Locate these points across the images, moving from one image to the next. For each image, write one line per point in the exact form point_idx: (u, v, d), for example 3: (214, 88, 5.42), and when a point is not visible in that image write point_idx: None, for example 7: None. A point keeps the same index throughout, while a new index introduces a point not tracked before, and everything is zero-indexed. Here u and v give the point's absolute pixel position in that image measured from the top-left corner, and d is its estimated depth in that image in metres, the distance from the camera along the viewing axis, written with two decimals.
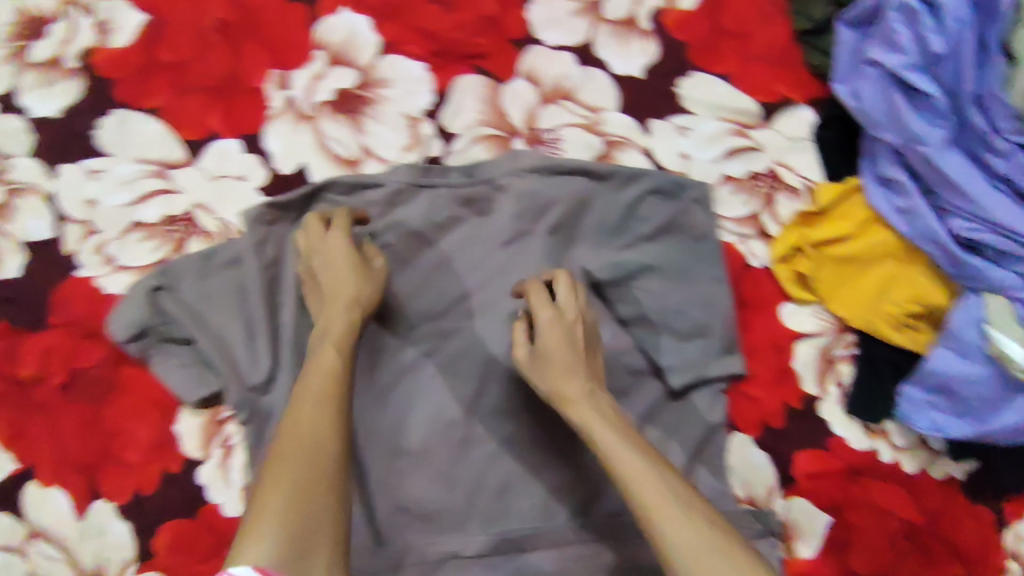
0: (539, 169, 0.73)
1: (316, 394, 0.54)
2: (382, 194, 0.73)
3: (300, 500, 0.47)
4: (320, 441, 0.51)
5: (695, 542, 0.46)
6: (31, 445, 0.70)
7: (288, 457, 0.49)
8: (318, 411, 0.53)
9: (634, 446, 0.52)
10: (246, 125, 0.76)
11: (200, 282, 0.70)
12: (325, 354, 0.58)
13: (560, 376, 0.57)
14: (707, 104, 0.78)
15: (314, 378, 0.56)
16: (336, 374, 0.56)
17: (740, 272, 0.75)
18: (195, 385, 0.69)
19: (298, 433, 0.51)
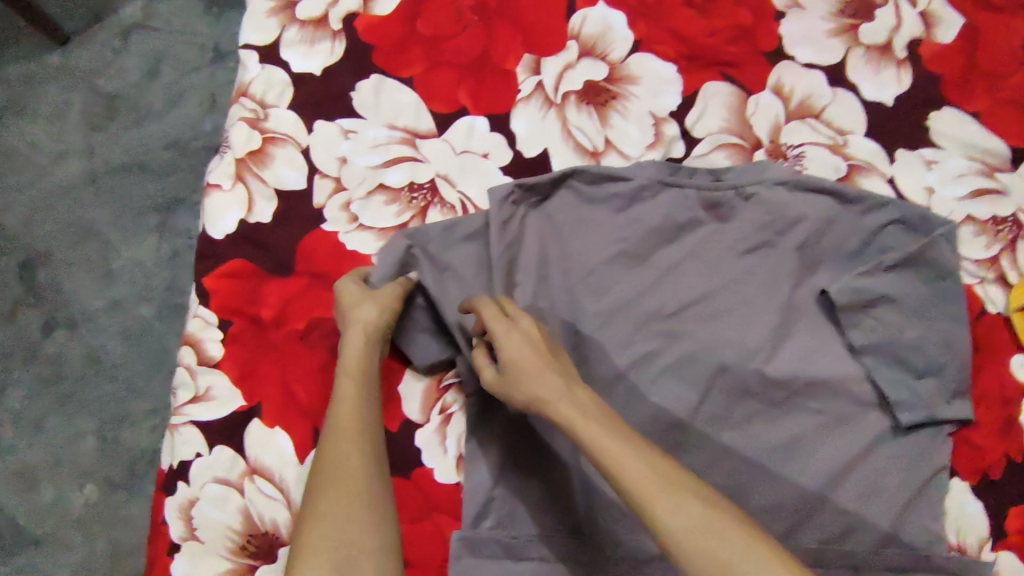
0: (788, 183, 0.73)
1: (341, 424, 0.61)
2: (628, 188, 0.73)
3: (335, 523, 0.54)
4: (349, 473, 0.58)
5: (699, 528, 0.47)
6: (259, 385, 0.72)
7: (316, 487, 0.57)
8: (331, 441, 0.60)
9: (599, 435, 0.53)
10: (495, 104, 0.77)
11: (443, 249, 0.71)
12: (348, 392, 0.63)
13: (538, 380, 0.57)
14: (956, 141, 0.77)
15: (343, 410, 0.62)
16: (355, 399, 0.63)
17: (976, 316, 0.74)
18: (433, 347, 0.73)
19: (330, 469, 0.58)
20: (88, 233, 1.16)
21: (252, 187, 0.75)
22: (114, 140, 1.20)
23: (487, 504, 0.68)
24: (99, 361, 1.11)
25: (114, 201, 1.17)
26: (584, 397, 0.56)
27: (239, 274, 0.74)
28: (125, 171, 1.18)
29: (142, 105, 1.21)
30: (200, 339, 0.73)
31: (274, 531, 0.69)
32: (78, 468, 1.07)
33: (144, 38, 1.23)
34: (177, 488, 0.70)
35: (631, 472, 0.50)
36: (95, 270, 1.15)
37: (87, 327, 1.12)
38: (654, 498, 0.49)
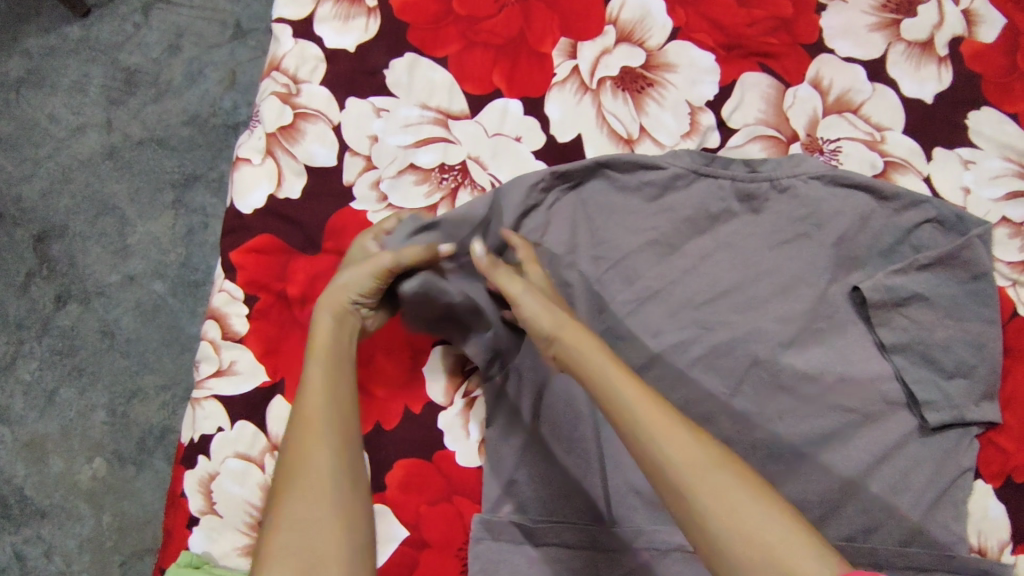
0: (824, 178, 0.72)
1: (309, 415, 0.56)
2: (663, 176, 0.72)
3: (299, 525, 0.51)
4: (318, 471, 0.54)
5: (732, 511, 0.44)
6: (284, 362, 0.71)
7: (281, 482, 0.54)
8: (298, 430, 0.56)
9: (638, 417, 0.49)
10: (530, 87, 0.77)
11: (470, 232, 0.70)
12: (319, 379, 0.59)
13: (576, 350, 0.55)
14: (995, 142, 0.76)
15: (308, 401, 0.57)
16: (320, 386, 0.58)
17: (1008, 319, 0.73)
18: (456, 332, 0.71)
19: (299, 463, 0.54)
20: (104, 206, 1.16)
21: (282, 161, 0.75)
22: (134, 115, 1.19)
23: (510, 488, 0.68)
24: (111, 335, 1.10)
25: (132, 175, 1.17)
26: (619, 370, 0.53)
27: (266, 249, 0.73)
28: (144, 146, 1.18)
29: (163, 80, 1.20)
30: (225, 313, 0.72)
31: None
32: (88, 441, 1.07)
33: (167, 13, 1.22)
34: (197, 461, 0.70)
35: (665, 447, 0.47)
36: (111, 245, 1.14)
37: (101, 302, 1.12)
38: (685, 477, 0.46)
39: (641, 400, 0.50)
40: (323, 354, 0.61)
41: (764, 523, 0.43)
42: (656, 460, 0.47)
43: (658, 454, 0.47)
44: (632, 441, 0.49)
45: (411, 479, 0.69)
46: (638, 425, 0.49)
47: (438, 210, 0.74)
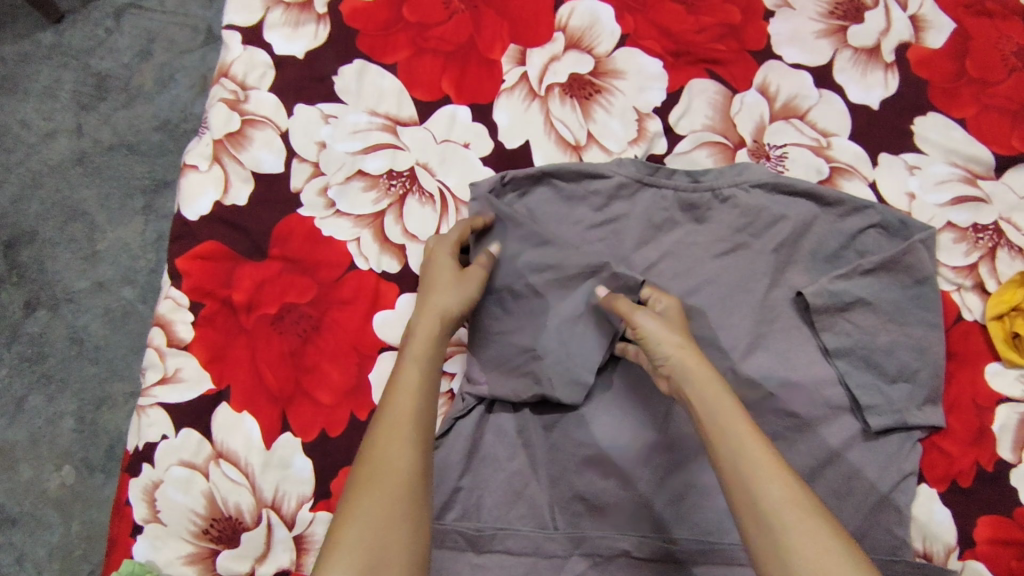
0: (767, 185, 0.73)
1: (400, 414, 0.55)
2: (608, 185, 0.73)
3: (373, 521, 0.49)
4: (398, 465, 0.52)
5: (821, 564, 0.44)
6: (229, 369, 0.71)
7: (362, 472, 0.52)
8: (387, 431, 0.54)
9: (734, 422, 0.51)
10: (478, 93, 0.77)
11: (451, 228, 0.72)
12: (408, 375, 0.58)
13: (700, 389, 0.54)
14: (941, 147, 0.77)
15: (397, 398, 0.56)
16: (416, 387, 0.57)
17: (952, 323, 0.74)
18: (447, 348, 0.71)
19: (376, 458, 0.53)
20: (72, 212, 1.15)
21: (229, 169, 0.74)
22: (104, 119, 1.19)
23: (453, 496, 0.67)
24: (80, 341, 1.10)
25: (102, 181, 1.16)
26: (738, 411, 0.52)
27: (212, 256, 0.73)
28: (115, 152, 1.17)
29: (133, 85, 1.20)
30: (170, 321, 0.72)
31: (238, 516, 0.68)
32: (56, 449, 1.06)
33: (138, 19, 1.22)
34: (142, 469, 0.70)
35: (769, 487, 0.47)
36: (80, 250, 1.14)
37: (70, 308, 1.11)
38: (782, 519, 0.46)
39: (750, 441, 0.50)
40: (424, 356, 0.59)
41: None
42: (753, 495, 0.48)
43: (758, 491, 0.47)
44: (735, 481, 0.49)
45: None
46: (744, 461, 0.49)
47: (385, 216, 0.74)
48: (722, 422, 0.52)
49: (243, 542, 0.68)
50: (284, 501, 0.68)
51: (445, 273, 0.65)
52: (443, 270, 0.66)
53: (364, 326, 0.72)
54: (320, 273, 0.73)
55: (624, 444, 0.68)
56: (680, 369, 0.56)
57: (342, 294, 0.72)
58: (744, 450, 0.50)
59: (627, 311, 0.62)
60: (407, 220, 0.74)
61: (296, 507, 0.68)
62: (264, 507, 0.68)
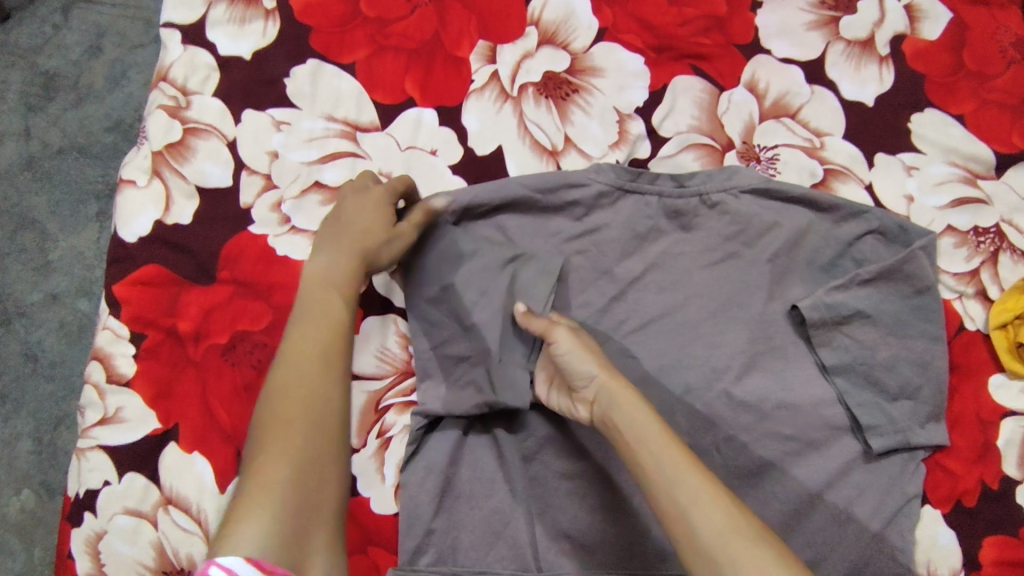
0: (757, 190, 0.68)
1: (314, 349, 0.54)
2: (588, 195, 0.67)
3: (298, 454, 0.50)
4: (324, 401, 0.52)
5: None
6: (177, 405, 0.64)
7: (278, 418, 0.51)
8: (305, 378, 0.53)
9: (661, 446, 0.48)
10: (444, 95, 0.70)
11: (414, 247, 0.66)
12: (330, 303, 0.57)
13: (626, 415, 0.50)
14: (940, 146, 0.72)
15: (309, 327, 0.55)
16: (334, 313, 0.56)
17: (955, 334, 0.69)
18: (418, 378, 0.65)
19: (291, 395, 0.52)
20: (22, 221, 1.01)
21: (170, 183, 0.67)
22: (54, 121, 1.04)
23: (428, 536, 0.61)
24: (34, 359, 0.97)
25: (53, 188, 1.02)
26: (665, 433, 0.49)
27: (154, 281, 0.66)
28: (65, 156, 1.03)
29: (83, 85, 1.05)
30: (108, 354, 0.65)
31: (191, 569, 0.62)
32: (14, 472, 0.94)
33: (88, 13, 1.06)
34: (82, 519, 0.63)
35: (706, 517, 0.44)
36: (31, 262, 1.00)
37: (22, 323, 0.99)
38: (721, 549, 0.43)
39: (688, 472, 0.46)
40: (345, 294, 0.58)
41: None
42: (695, 534, 0.44)
43: (695, 520, 0.44)
44: (673, 519, 0.45)
45: None
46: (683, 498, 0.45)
47: None
48: (652, 448, 0.48)
49: None
50: None
51: (368, 210, 0.62)
52: (363, 212, 0.62)
53: None
54: (275, 297, 0.66)
55: (610, 474, 0.63)
56: (606, 397, 0.52)
57: None
58: (680, 483, 0.46)
59: (543, 327, 0.57)
60: None
61: None
62: None
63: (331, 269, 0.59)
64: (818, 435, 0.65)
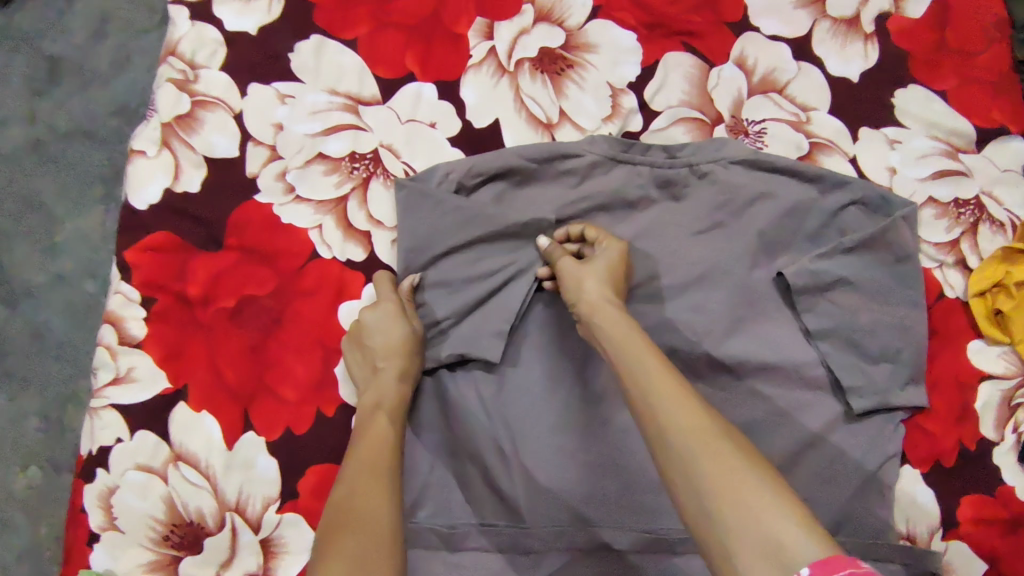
0: (745, 162, 0.71)
1: (371, 466, 0.55)
2: (581, 164, 0.70)
3: (356, 558, 0.48)
4: (378, 514, 0.52)
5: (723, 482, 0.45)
6: (186, 366, 0.67)
7: (346, 516, 0.51)
8: (364, 482, 0.54)
9: (630, 347, 0.56)
10: (443, 70, 0.73)
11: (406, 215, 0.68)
12: (378, 424, 0.59)
13: (603, 328, 0.58)
14: (923, 120, 0.75)
15: (364, 445, 0.57)
16: (387, 434, 0.58)
17: (935, 301, 0.72)
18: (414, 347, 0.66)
19: (352, 508, 0.52)
20: (27, 203, 0.91)
21: (179, 153, 0.70)
22: (58, 105, 0.93)
23: (425, 489, 0.65)
24: (41, 338, 0.88)
25: (60, 171, 0.92)
26: (641, 341, 0.56)
27: (163, 247, 0.68)
28: (72, 140, 0.92)
29: (88, 69, 0.94)
30: (120, 317, 0.67)
31: (199, 522, 0.65)
32: (16, 453, 0.86)
33: None
34: (96, 475, 0.66)
35: (672, 406, 0.50)
36: (36, 245, 0.90)
37: (29, 304, 0.89)
38: (684, 430, 0.48)
39: (654, 368, 0.53)
40: (399, 414, 0.60)
41: (751, 489, 0.45)
42: (658, 420, 0.50)
43: (661, 407, 0.50)
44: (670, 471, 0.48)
45: (323, 486, 0.66)
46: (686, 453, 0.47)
47: (349, 201, 0.70)
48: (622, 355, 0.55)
49: (207, 547, 0.65)
50: (249, 503, 0.65)
51: (389, 322, 0.63)
52: (388, 324, 0.63)
53: (329, 317, 0.68)
54: (280, 262, 0.69)
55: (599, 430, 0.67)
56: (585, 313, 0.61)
57: (304, 284, 0.69)
58: (643, 374, 0.53)
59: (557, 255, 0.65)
60: (372, 206, 0.70)
61: (262, 509, 0.65)
62: (226, 510, 0.65)
63: (379, 392, 0.61)
64: (799, 393, 0.69)
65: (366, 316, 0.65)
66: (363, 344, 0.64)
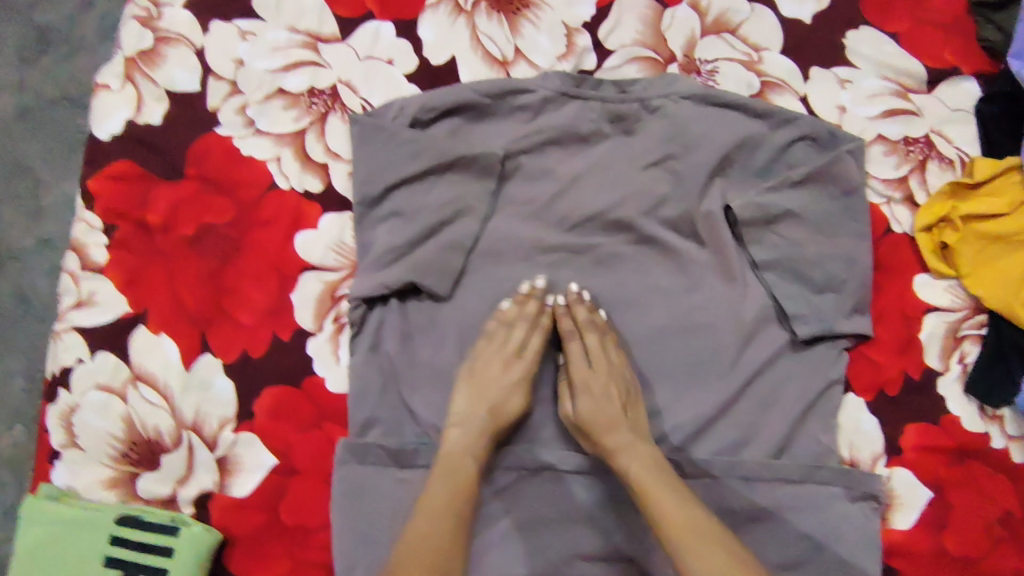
0: (696, 97, 0.72)
1: (454, 500, 0.59)
2: (533, 100, 0.71)
3: None
4: (449, 559, 0.56)
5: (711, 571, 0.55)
6: (146, 292, 0.69)
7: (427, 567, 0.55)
8: (439, 541, 0.57)
9: (649, 471, 0.61)
10: (401, 10, 0.75)
11: (361, 147, 0.70)
12: (458, 448, 0.62)
13: (633, 480, 0.61)
14: (873, 61, 0.76)
15: (449, 468, 0.61)
16: (469, 451, 0.62)
17: (881, 236, 0.73)
18: (366, 274, 0.68)
19: (425, 546, 0.56)
20: (15, 168, 0.88)
21: (141, 87, 0.72)
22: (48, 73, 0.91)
23: (376, 413, 0.67)
24: (27, 302, 0.85)
25: (46, 136, 0.89)
26: (653, 476, 0.60)
27: (124, 176, 0.70)
28: (60, 107, 0.90)
29: (77, 37, 0.92)
30: (83, 244, 0.69)
31: (157, 439, 0.67)
32: None
33: None
34: (57, 395, 0.68)
35: (672, 513, 0.58)
36: (21, 209, 0.87)
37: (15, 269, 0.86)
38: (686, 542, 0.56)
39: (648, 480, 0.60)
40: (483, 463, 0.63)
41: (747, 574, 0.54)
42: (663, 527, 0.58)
43: (667, 528, 0.57)
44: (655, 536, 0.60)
45: (277, 407, 0.68)
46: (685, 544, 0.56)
47: (306, 134, 0.72)
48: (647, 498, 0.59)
49: (163, 464, 0.67)
50: (206, 422, 0.68)
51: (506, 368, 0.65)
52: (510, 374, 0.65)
53: (285, 245, 0.70)
54: (239, 193, 0.71)
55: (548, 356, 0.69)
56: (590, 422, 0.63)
57: (262, 214, 0.70)
58: (627, 463, 0.61)
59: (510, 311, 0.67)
60: (329, 139, 0.72)
61: (218, 428, 0.68)
62: (184, 429, 0.67)
63: (465, 421, 0.63)
64: (749, 323, 0.70)
65: (478, 362, 0.66)
66: (473, 373, 0.65)
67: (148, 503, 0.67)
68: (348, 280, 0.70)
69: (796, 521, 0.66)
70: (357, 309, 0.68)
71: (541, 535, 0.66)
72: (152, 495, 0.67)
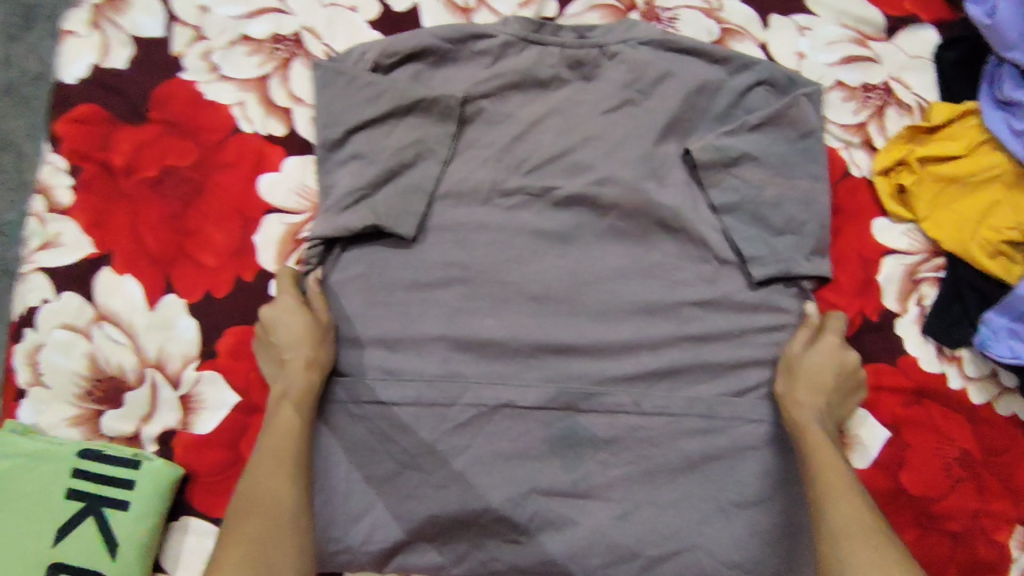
0: (655, 43, 0.72)
1: (275, 453, 0.59)
2: (493, 44, 0.72)
3: None
4: (280, 499, 0.56)
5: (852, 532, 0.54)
6: (110, 233, 0.70)
7: (259, 516, 0.55)
8: (272, 495, 0.57)
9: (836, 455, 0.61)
10: None
11: (321, 92, 0.71)
12: (284, 413, 0.62)
13: (809, 448, 0.61)
14: (833, 9, 0.77)
15: (272, 430, 0.61)
16: (291, 397, 0.62)
17: (839, 179, 0.74)
18: (324, 213, 0.68)
19: (254, 497, 0.56)
20: None
21: (108, 33, 0.73)
22: None
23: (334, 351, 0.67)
24: None
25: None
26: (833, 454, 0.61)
27: (91, 120, 0.71)
28: None
29: None
30: (49, 186, 0.71)
31: (121, 376, 0.68)
32: None
33: None
34: (23, 335, 0.69)
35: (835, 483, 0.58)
36: None
37: None
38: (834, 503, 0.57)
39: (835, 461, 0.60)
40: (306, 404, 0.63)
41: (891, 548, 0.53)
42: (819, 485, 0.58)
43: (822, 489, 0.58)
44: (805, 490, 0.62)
45: (240, 346, 0.69)
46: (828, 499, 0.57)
47: (270, 79, 0.73)
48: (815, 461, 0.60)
49: (127, 401, 0.68)
50: (168, 361, 0.68)
51: (287, 315, 0.66)
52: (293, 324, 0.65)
53: (247, 188, 0.71)
54: (202, 136, 0.72)
55: (508, 296, 0.68)
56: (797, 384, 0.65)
57: (224, 157, 0.71)
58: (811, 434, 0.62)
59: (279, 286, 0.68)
60: (293, 84, 0.73)
61: (180, 366, 0.68)
62: (147, 366, 0.68)
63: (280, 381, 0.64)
64: (708, 266, 0.70)
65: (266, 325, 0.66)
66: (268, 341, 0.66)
67: (112, 440, 0.67)
68: (308, 224, 0.71)
69: (750, 458, 0.66)
70: (315, 249, 0.69)
71: (498, 471, 0.65)
72: (116, 433, 0.68)
